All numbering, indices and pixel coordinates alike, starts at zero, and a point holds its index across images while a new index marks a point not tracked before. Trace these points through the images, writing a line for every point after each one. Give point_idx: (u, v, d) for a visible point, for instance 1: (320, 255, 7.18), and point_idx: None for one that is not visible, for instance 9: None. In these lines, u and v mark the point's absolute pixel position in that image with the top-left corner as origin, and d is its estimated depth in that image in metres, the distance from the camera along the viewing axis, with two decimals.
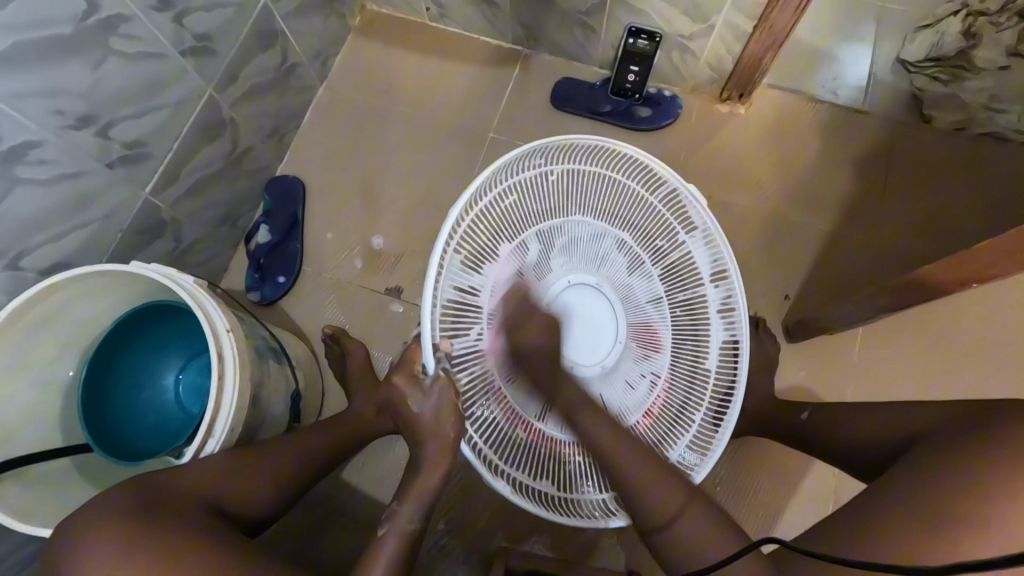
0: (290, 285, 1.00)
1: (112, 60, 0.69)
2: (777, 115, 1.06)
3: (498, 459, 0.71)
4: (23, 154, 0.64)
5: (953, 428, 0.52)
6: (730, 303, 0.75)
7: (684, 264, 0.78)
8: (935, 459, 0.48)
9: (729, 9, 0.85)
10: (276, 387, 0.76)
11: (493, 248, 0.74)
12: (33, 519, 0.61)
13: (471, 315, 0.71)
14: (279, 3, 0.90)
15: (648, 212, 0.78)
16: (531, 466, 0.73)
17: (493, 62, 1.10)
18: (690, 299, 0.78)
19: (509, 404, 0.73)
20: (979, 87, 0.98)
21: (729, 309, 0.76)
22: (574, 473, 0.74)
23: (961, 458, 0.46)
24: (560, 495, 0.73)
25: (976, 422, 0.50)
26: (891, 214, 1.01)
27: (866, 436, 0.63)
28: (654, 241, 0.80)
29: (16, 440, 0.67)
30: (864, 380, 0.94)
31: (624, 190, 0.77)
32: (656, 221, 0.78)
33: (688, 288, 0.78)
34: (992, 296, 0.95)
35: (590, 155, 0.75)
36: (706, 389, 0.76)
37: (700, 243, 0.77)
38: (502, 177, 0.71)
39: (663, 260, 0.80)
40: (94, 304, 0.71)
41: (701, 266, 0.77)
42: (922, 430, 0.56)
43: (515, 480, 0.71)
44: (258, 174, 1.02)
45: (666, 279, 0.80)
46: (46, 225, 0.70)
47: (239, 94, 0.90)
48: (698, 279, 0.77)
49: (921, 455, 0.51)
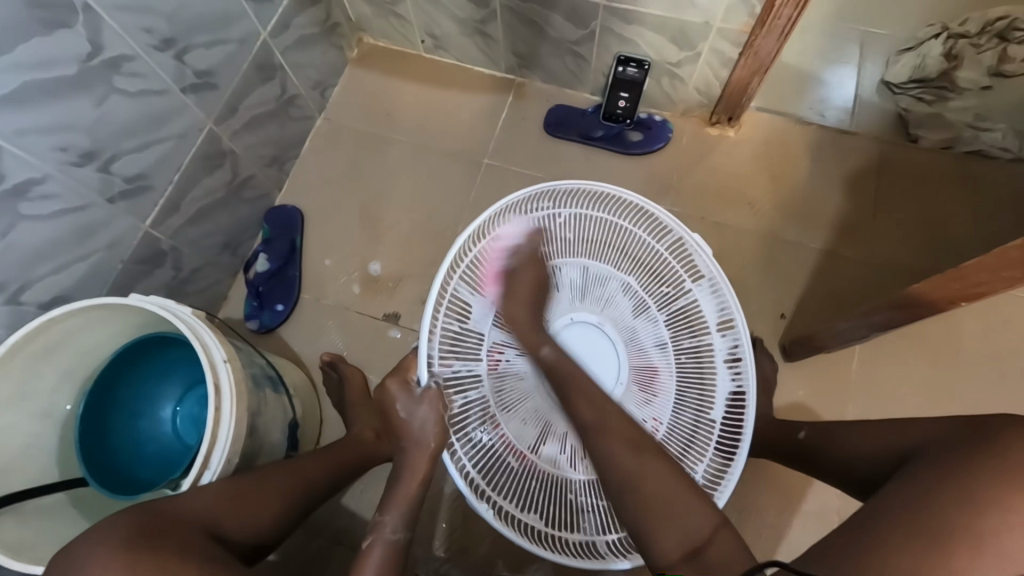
0: (289, 313, 1.01)
1: (116, 97, 0.71)
2: (767, 136, 1.08)
3: (487, 486, 0.73)
4: (26, 190, 0.65)
5: (947, 443, 0.52)
6: (737, 352, 0.74)
7: (690, 312, 0.78)
8: (932, 474, 0.48)
9: (714, 36, 0.89)
10: (273, 417, 0.76)
11: None
12: (28, 555, 0.60)
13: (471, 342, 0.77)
14: (279, 39, 0.93)
15: (654, 257, 0.80)
16: (522, 498, 0.74)
17: (488, 90, 1.13)
18: (696, 347, 0.78)
19: (501, 432, 0.77)
20: (963, 105, 1.02)
21: (735, 359, 0.74)
22: (568, 511, 0.74)
23: (954, 474, 0.47)
24: (547, 531, 0.72)
25: (969, 437, 0.51)
26: (883, 231, 1.02)
27: (861, 452, 0.63)
28: (660, 286, 0.80)
29: (10, 473, 0.66)
30: (862, 397, 0.94)
31: (631, 235, 0.80)
32: (663, 267, 0.80)
33: (694, 337, 0.78)
34: (986, 311, 0.96)
35: (600, 201, 0.79)
36: (709, 437, 0.75)
37: (706, 292, 0.76)
38: (512, 215, 0.77)
39: (669, 305, 0.80)
40: (95, 335, 0.71)
41: (707, 314, 0.77)
42: (915, 444, 0.56)
43: (502, 510, 0.72)
44: (257, 203, 1.04)
45: (672, 324, 0.80)
46: (47, 258, 0.71)
47: (240, 126, 0.93)
48: (704, 326, 0.77)
49: (916, 471, 0.51)
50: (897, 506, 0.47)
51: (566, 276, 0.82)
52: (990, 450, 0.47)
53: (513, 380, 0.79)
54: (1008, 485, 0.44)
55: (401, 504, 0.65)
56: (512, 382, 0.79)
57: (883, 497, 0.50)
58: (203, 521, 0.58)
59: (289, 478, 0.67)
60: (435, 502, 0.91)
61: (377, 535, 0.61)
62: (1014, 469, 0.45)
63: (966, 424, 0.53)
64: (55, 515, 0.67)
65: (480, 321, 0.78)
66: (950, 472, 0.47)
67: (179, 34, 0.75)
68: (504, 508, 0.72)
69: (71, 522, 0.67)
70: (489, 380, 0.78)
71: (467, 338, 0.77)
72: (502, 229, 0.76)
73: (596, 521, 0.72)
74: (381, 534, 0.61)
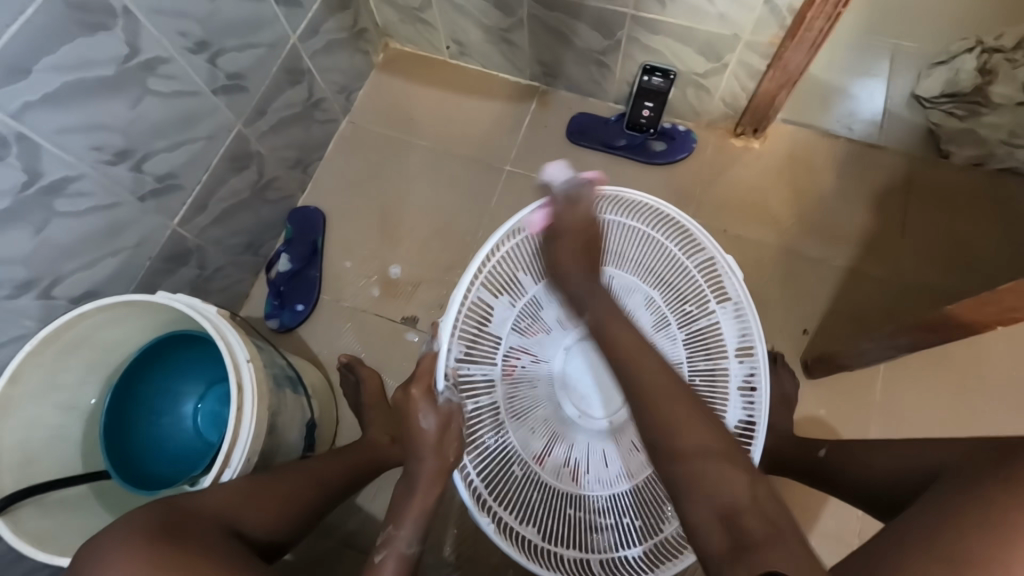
0: (308, 313, 1.02)
1: (149, 98, 0.72)
2: (792, 149, 1.06)
3: (490, 498, 0.71)
4: (62, 188, 0.67)
5: (969, 466, 0.50)
6: (752, 382, 0.72)
7: (711, 334, 0.77)
8: (951, 502, 0.47)
9: (742, 48, 0.88)
10: (292, 417, 0.77)
11: (520, 282, 0.79)
12: (49, 546, 0.61)
13: (485, 349, 0.76)
14: (307, 43, 0.95)
15: (683, 274, 0.78)
16: (520, 509, 0.73)
17: (510, 97, 1.13)
18: (711, 370, 0.76)
19: (508, 441, 0.77)
20: (997, 121, 0.99)
21: (750, 388, 0.72)
22: (566, 526, 0.73)
23: (980, 495, 0.45)
24: (542, 545, 0.71)
25: (998, 457, 0.49)
26: (911, 248, 1.00)
27: (883, 474, 0.61)
28: (684, 305, 0.79)
29: (37, 461, 0.68)
30: (885, 417, 0.91)
31: (662, 247, 0.79)
32: (689, 284, 0.78)
33: (709, 360, 0.77)
34: (1018, 333, 0.93)
35: (634, 210, 0.78)
36: None
37: (729, 315, 0.75)
38: (541, 218, 0.77)
39: (691, 325, 0.78)
40: (122, 330, 0.73)
41: (726, 340, 0.75)
42: (935, 468, 0.54)
43: (502, 521, 0.70)
44: (280, 203, 1.05)
45: (689, 344, 0.78)
46: (79, 253, 0.72)
47: (266, 128, 0.94)
48: (722, 351, 0.76)
49: (937, 494, 0.49)
50: (922, 530, 0.45)
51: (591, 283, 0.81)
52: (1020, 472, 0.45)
53: (526, 386, 0.80)
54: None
55: (413, 516, 0.63)
56: (525, 390, 0.80)
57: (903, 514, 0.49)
58: (223, 518, 0.58)
59: (306, 477, 0.68)
60: (446, 506, 0.91)
61: (391, 548, 0.60)
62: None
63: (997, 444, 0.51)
64: (76, 507, 0.68)
65: (500, 325, 0.78)
66: (975, 494, 0.46)
67: (212, 37, 0.76)
68: (503, 517, 0.71)
69: (91, 514, 0.68)
70: (502, 386, 0.78)
71: (487, 341, 0.77)
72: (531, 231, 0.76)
73: (586, 539, 0.72)
74: (395, 548, 0.60)
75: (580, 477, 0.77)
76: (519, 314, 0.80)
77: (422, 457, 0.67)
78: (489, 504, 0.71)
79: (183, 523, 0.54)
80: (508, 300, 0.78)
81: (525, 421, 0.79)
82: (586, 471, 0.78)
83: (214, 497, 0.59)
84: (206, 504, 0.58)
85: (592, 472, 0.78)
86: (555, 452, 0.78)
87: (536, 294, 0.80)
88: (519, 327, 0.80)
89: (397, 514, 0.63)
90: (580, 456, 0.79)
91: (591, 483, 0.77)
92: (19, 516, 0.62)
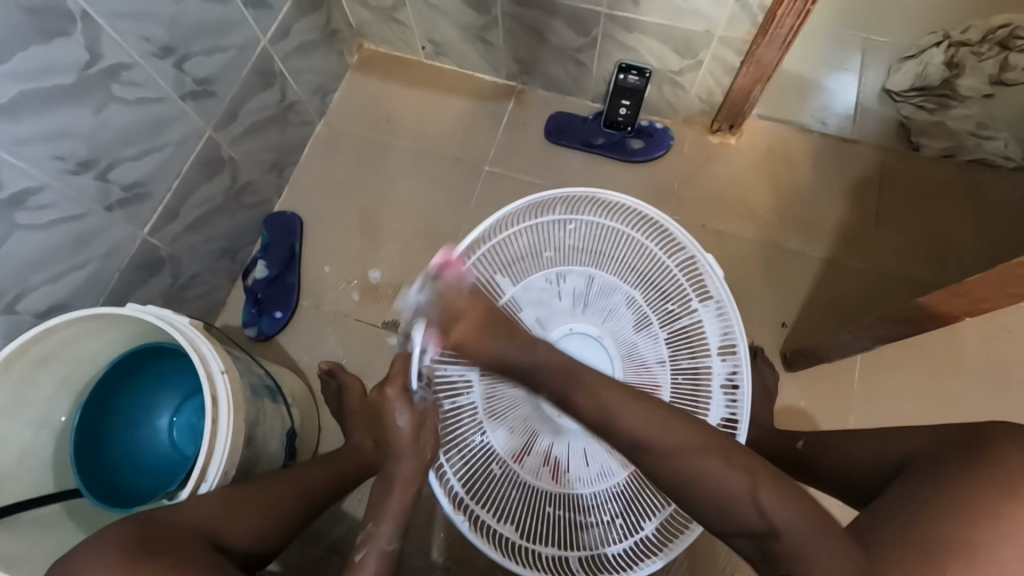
0: (288, 320, 1.00)
1: (114, 105, 0.70)
2: (768, 145, 1.07)
3: (467, 496, 0.72)
4: (24, 200, 0.65)
5: (938, 455, 0.51)
6: (735, 379, 0.73)
7: (694, 333, 0.77)
8: (920, 489, 0.48)
9: (716, 45, 0.89)
10: (271, 427, 0.75)
11: (497, 285, 0.79)
12: (21, 568, 0.59)
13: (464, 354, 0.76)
14: (278, 45, 0.93)
15: (664, 273, 0.78)
16: (498, 507, 0.73)
17: (488, 96, 1.12)
18: (694, 368, 0.77)
19: (487, 439, 0.76)
20: (965, 113, 1.03)
21: (733, 386, 0.73)
22: (544, 524, 0.73)
23: (947, 482, 0.47)
24: (520, 543, 0.71)
25: (961, 444, 0.50)
26: (885, 239, 1.02)
27: (856, 464, 0.61)
28: (665, 304, 0.79)
29: (5, 482, 0.66)
30: (864, 406, 0.93)
31: (643, 248, 0.79)
32: (671, 283, 0.78)
33: (691, 358, 0.77)
34: (989, 320, 0.96)
35: (613, 210, 0.78)
36: None
37: (712, 313, 0.75)
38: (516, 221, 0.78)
39: (673, 323, 0.79)
40: (92, 344, 0.71)
41: (710, 338, 0.75)
42: (908, 456, 0.55)
43: (478, 520, 0.71)
44: (256, 209, 1.03)
45: (672, 342, 0.79)
46: (44, 265, 0.70)
47: (239, 132, 0.92)
48: (705, 349, 0.76)
49: (907, 482, 0.50)
50: (892, 519, 0.46)
51: (569, 284, 0.82)
52: (984, 458, 0.47)
53: (505, 385, 0.78)
54: (1004, 496, 0.44)
55: (393, 515, 0.61)
56: (504, 390, 0.78)
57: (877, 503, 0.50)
58: (204, 529, 0.57)
59: (288, 485, 0.67)
60: (432, 511, 0.90)
61: (370, 547, 0.57)
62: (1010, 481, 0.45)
63: (957, 430, 0.53)
64: (50, 526, 0.66)
65: None
66: (944, 482, 0.47)
67: (178, 41, 0.75)
68: (477, 513, 0.71)
69: (65, 533, 0.66)
70: (480, 386, 0.77)
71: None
72: (506, 234, 0.77)
73: (564, 537, 0.72)
74: (375, 546, 0.57)
75: (560, 476, 0.76)
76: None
77: (400, 457, 0.66)
78: (463, 500, 0.71)
79: (160, 539, 0.53)
80: None
81: (503, 421, 0.77)
82: (567, 470, 0.76)
83: (190, 511, 0.58)
84: (183, 518, 0.57)
85: (572, 471, 0.76)
86: (534, 452, 0.77)
87: (514, 296, 0.80)
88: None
89: (378, 514, 0.63)
90: (561, 454, 0.77)
91: (572, 481, 0.76)
92: None
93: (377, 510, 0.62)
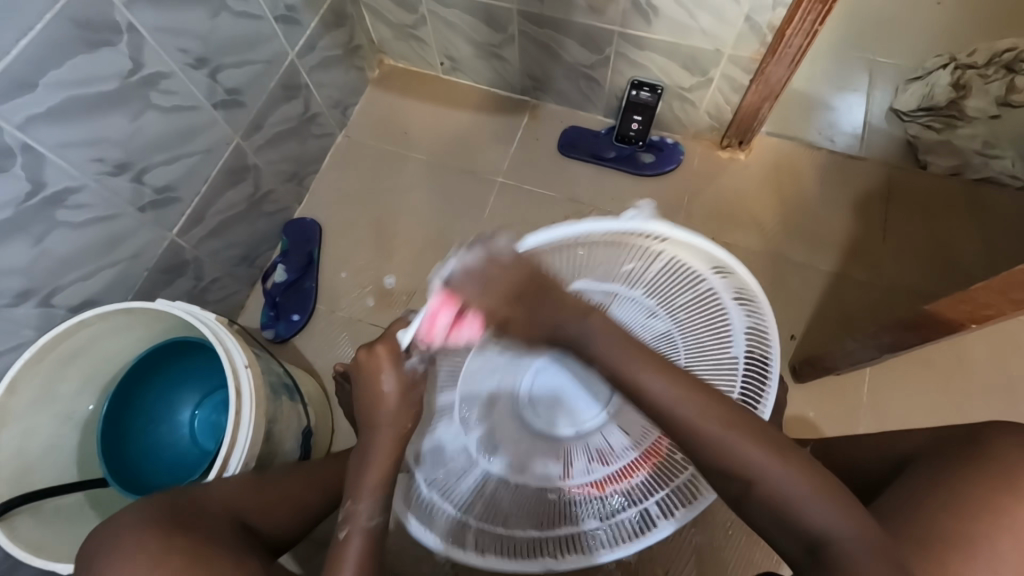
0: (304, 323, 1.03)
1: (151, 112, 0.74)
2: (776, 160, 1.10)
3: (512, 532, 0.69)
4: (63, 199, 0.68)
5: (939, 452, 0.54)
6: (744, 287, 0.69)
7: (676, 267, 0.72)
8: (936, 484, 0.50)
9: (725, 63, 0.92)
10: (288, 425, 0.77)
11: (439, 404, 0.76)
12: (44, 552, 0.61)
13: (432, 463, 0.72)
14: (304, 59, 0.97)
15: (612, 248, 0.72)
16: (544, 522, 0.71)
17: (502, 111, 1.16)
18: (698, 295, 0.73)
19: (520, 483, 0.75)
20: (972, 133, 1.05)
21: (743, 294, 0.69)
22: (586, 507, 0.72)
23: (951, 481, 0.50)
24: (575, 536, 0.69)
25: (956, 444, 0.53)
26: (892, 255, 1.03)
27: (853, 463, 0.62)
28: (623, 266, 0.74)
29: (30, 472, 0.68)
30: (872, 419, 0.93)
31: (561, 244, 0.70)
32: (621, 247, 0.72)
33: (688, 287, 0.73)
34: (999, 335, 0.96)
35: None
36: (735, 374, 0.70)
37: (677, 244, 0.70)
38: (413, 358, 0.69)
39: (642, 279, 0.75)
40: (120, 339, 0.73)
41: (696, 264, 0.71)
42: (909, 454, 0.57)
43: (533, 544, 0.69)
44: (277, 216, 1.07)
45: (654, 292, 0.76)
46: (78, 263, 0.73)
47: (264, 141, 0.96)
48: (697, 274, 0.71)
49: (913, 478, 0.53)
50: (894, 519, 0.49)
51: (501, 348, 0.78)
52: (982, 455, 0.51)
53: (514, 443, 0.78)
54: (1001, 493, 0.48)
55: (372, 489, 0.57)
56: (519, 447, 0.78)
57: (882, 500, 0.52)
58: (230, 509, 0.58)
59: (303, 478, 0.65)
60: None
61: (354, 524, 0.55)
62: (1003, 477, 0.49)
63: (949, 431, 0.56)
64: (71, 515, 0.68)
65: (455, 441, 0.75)
66: (952, 478, 0.50)
67: (212, 53, 0.79)
68: (517, 540, 0.69)
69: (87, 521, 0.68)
70: (494, 465, 0.76)
71: (454, 461, 0.74)
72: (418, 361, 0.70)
73: (608, 507, 0.71)
74: (357, 523, 0.55)
75: (604, 458, 0.76)
76: (464, 417, 0.78)
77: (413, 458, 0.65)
78: (501, 535, 0.69)
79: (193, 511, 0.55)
80: (446, 421, 0.76)
81: (534, 467, 0.76)
82: (604, 452, 0.77)
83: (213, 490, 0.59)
84: (216, 497, 0.58)
85: (611, 460, 0.76)
86: (575, 460, 0.77)
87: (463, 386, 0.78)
88: (472, 422, 0.78)
89: None
90: (595, 444, 0.78)
91: (607, 462, 0.76)
92: (15, 524, 0.62)
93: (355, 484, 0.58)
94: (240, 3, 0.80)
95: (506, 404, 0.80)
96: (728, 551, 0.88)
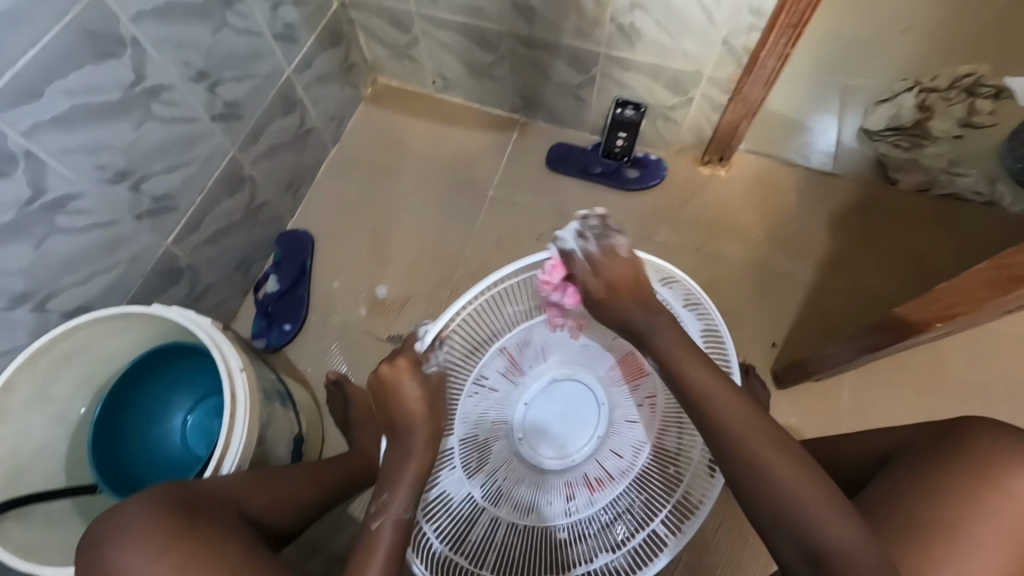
0: (296, 332, 1.03)
1: (152, 122, 0.76)
2: (756, 175, 1.15)
3: None
4: (64, 205, 0.70)
5: (919, 446, 0.56)
6: (692, 294, 0.73)
7: None
8: (920, 480, 0.52)
9: (705, 83, 0.97)
10: (281, 430, 0.78)
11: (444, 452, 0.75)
12: (32, 556, 0.61)
13: (442, 513, 0.73)
14: (301, 75, 1.01)
15: None
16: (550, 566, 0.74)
17: (493, 127, 1.20)
18: None
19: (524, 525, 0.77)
20: (937, 152, 1.11)
21: (693, 300, 0.73)
22: (584, 549, 0.74)
23: (932, 477, 0.52)
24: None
25: (936, 438, 0.56)
26: (867, 265, 1.08)
27: (839, 458, 0.64)
28: None
29: (20, 476, 0.67)
30: (852, 423, 0.96)
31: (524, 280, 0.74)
32: None
33: None
34: (970, 340, 1.00)
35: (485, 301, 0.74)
36: None
37: None
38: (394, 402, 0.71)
39: None
40: (115, 344, 0.74)
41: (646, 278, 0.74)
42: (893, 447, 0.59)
43: None
44: (271, 226, 1.08)
45: None
46: (74, 267, 0.74)
47: (260, 153, 0.98)
48: None
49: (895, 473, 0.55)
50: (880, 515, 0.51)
51: (494, 377, 0.80)
52: (960, 448, 0.53)
53: (516, 480, 0.80)
54: (976, 486, 0.51)
55: (408, 482, 0.60)
56: (520, 488, 0.79)
57: (861, 495, 0.55)
58: (233, 502, 0.59)
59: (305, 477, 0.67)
60: None
61: (388, 514, 0.57)
62: (979, 470, 0.52)
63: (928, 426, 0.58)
64: (61, 520, 0.68)
65: (461, 489, 0.76)
66: (933, 474, 0.52)
67: (211, 67, 0.82)
68: None
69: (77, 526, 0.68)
70: (500, 507, 0.77)
71: (461, 512, 0.75)
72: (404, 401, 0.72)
73: (612, 541, 0.74)
74: (391, 513, 0.57)
75: (595, 485, 0.79)
76: (467, 462, 0.77)
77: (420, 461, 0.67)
78: None
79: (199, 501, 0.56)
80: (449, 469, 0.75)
81: (538, 509, 0.78)
82: (597, 478, 0.80)
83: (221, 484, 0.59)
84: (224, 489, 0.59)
85: (605, 485, 0.79)
86: (575, 493, 0.79)
87: (461, 431, 0.77)
88: (473, 469, 0.78)
89: None
90: (590, 470, 0.81)
91: (601, 493, 0.78)
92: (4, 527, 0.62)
93: (394, 475, 0.61)
94: (240, 20, 0.83)
95: (503, 443, 0.81)
96: (717, 554, 0.89)
